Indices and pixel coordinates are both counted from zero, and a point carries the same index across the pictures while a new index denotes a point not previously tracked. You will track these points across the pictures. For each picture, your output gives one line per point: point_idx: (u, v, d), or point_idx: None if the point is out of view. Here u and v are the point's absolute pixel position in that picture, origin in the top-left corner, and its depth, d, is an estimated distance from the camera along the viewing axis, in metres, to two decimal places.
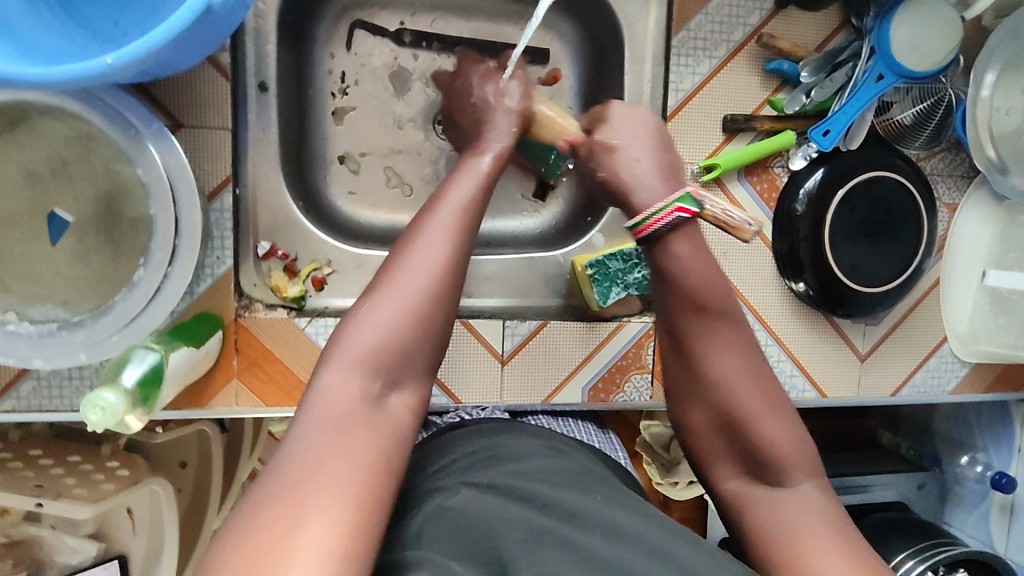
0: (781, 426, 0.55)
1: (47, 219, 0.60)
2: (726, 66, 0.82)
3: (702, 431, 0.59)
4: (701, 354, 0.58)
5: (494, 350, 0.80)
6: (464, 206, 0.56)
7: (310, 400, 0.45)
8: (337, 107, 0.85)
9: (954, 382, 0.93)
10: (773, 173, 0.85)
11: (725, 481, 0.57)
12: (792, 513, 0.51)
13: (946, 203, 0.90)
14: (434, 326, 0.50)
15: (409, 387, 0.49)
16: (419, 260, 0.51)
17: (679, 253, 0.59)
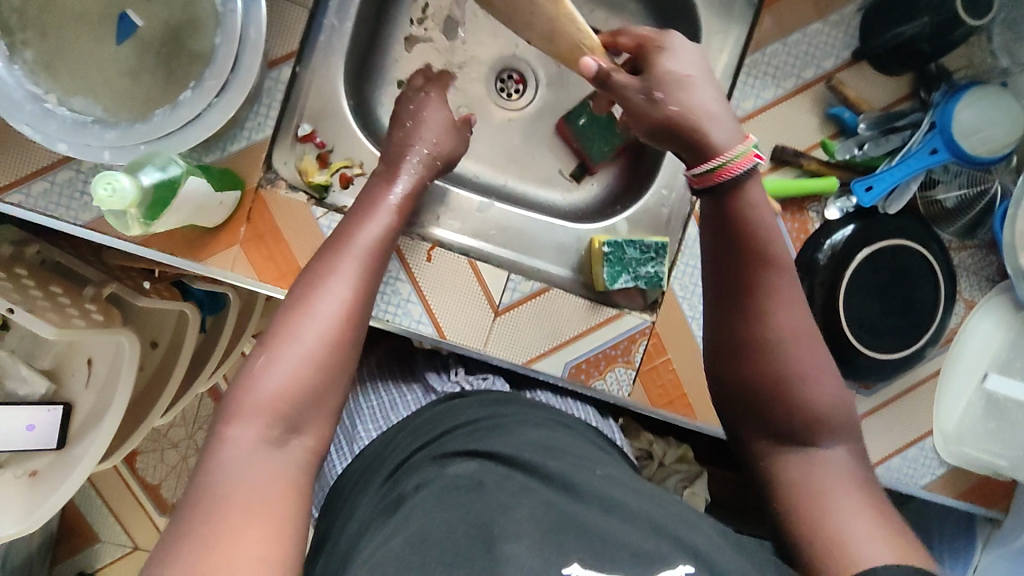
0: (829, 388, 0.56)
1: (117, 19, 0.63)
2: (789, 98, 0.84)
3: (743, 388, 0.59)
4: (766, 312, 0.58)
5: (492, 300, 0.79)
6: (370, 249, 0.60)
7: (211, 459, 0.47)
8: (411, 34, 0.89)
9: (929, 478, 0.90)
10: (807, 216, 0.85)
11: (762, 441, 0.58)
12: (829, 475, 0.53)
13: (964, 298, 0.89)
14: (340, 368, 0.53)
15: (313, 428, 0.51)
16: (324, 307, 0.54)
17: (753, 197, 0.59)
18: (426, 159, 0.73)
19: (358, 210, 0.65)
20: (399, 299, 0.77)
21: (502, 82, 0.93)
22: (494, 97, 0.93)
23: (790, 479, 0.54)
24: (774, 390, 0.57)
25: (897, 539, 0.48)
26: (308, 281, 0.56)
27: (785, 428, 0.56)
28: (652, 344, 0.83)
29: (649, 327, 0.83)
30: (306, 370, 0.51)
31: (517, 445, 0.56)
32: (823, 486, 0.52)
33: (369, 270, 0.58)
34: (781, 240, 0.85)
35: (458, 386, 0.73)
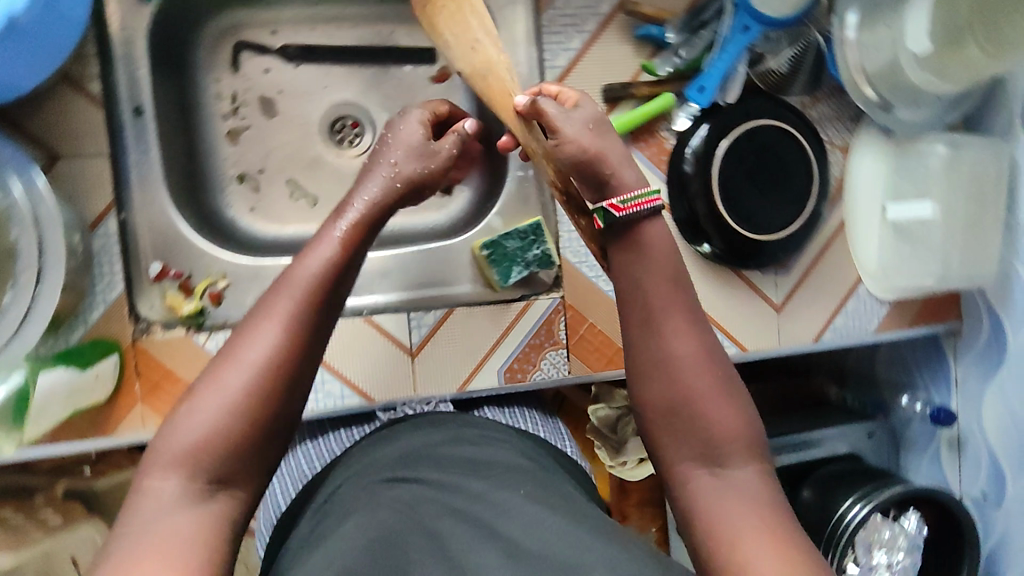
0: (729, 410, 0.55)
1: None
2: (597, 39, 0.85)
3: (656, 410, 0.56)
4: (664, 333, 0.57)
5: (405, 344, 0.80)
6: (312, 288, 0.53)
7: (132, 510, 0.45)
8: (230, 127, 0.90)
9: (877, 321, 0.93)
10: (660, 137, 0.86)
11: (678, 467, 0.54)
12: (738, 507, 0.50)
13: (838, 145, 0.91)
14: (269, 420, 0.49)
15: (244, 481, 0.48)
16: (250, 353, 0.49)
17: (651, 234, 0.60)
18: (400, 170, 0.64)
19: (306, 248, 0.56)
20: (317, 382, 0.77)
21: (338, 132, 0.94)
22: (335, 149, 0.94)
23: (697, 507, 0.52)
24: (693, 415, 0.55)
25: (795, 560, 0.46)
26: (242, 326, 0.51)
27: (702, 451, 0.54)
28: (571, 318, 0.84)
29: (561, 303, 0.84)
30: (229, 421, 0.48)
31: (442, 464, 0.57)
32: (733, 523, 0.49)
33: (310, 317, 0.52)
34: (648, 171, 0.86)
35: (400, 411, 0.78)
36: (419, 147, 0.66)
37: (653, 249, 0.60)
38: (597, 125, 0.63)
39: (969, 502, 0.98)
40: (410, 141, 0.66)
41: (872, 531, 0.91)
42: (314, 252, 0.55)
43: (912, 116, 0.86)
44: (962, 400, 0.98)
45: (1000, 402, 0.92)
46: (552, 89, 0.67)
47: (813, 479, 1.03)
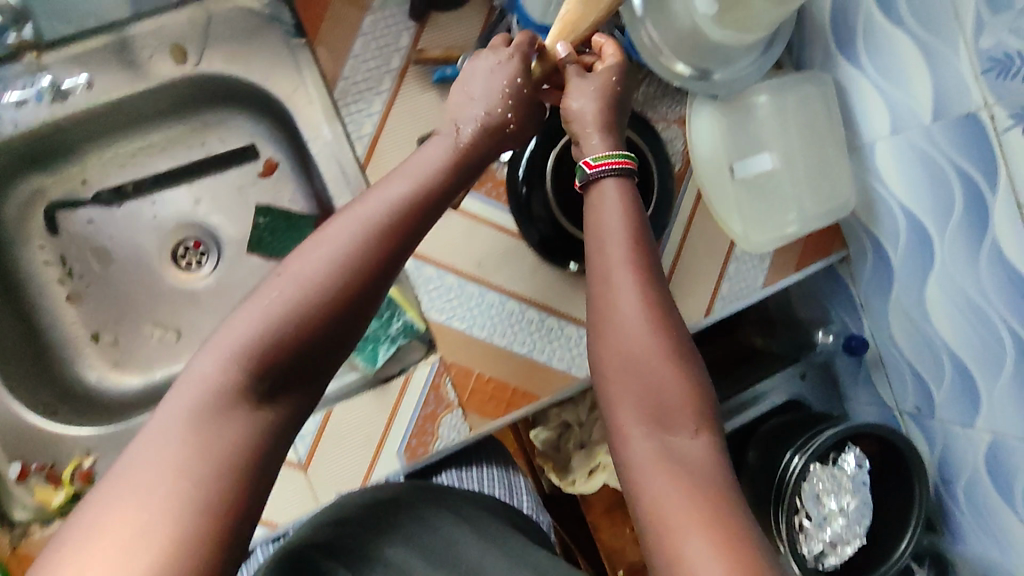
0: (682, 373, 0.63)
1: None
2: (397, 96, 0.79)
3: (612, 364, 0.64)
4: (615, 299, 0.66)
5: (293, 460, 0.78)
6: (383, 211, 0.61)
7: (184, 377, 0.53)
8: (69, 290, 0.87)
9: (762, 276, 0.92)
10: (492, 169, 0.84)
11: (626, 429, 0.61)
12: (674, 471, 0.57)
13: (675, 120, 0.89)
14: (324, 326, 0.56)
15: (294, 391, 0.56)
16: (326, 261, 0.57)
17: (612, 199, 0.69)
18: (510, 85, 0.71)
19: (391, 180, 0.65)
20: None
21: (182, 256, 0.91)
22: (183, 275, 0.91)
23: (637, 470, 0.59)
24: (648, 371, 0.62)
25: (718, 534, 0.52)
26: (315, 242, 0.59)
27: (654, 412, 0.61)
28: (455, 375, 0.82)
29: (441, 365, 0.82)
30: (283, 326, 0.54)
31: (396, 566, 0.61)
32: (671, 490, 0.56)
33: (390, 246, 0.60)
34: (488, 207, 0.84)
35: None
36: (505, 76, 0.72)
37: (614, 216, 0.68)
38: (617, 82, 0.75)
39: (910, 419, 0.99)
40: (500, 73, 0.72)
41: (816, 480, 0.91)
42: (391, 184, 0.64)
43: (729, 75, 0.84)
44: (872, 323, 0.97)
45: (903, 319, 0.92)
46: (599, 42, 0.76)
47: (756, 441, 1.02)
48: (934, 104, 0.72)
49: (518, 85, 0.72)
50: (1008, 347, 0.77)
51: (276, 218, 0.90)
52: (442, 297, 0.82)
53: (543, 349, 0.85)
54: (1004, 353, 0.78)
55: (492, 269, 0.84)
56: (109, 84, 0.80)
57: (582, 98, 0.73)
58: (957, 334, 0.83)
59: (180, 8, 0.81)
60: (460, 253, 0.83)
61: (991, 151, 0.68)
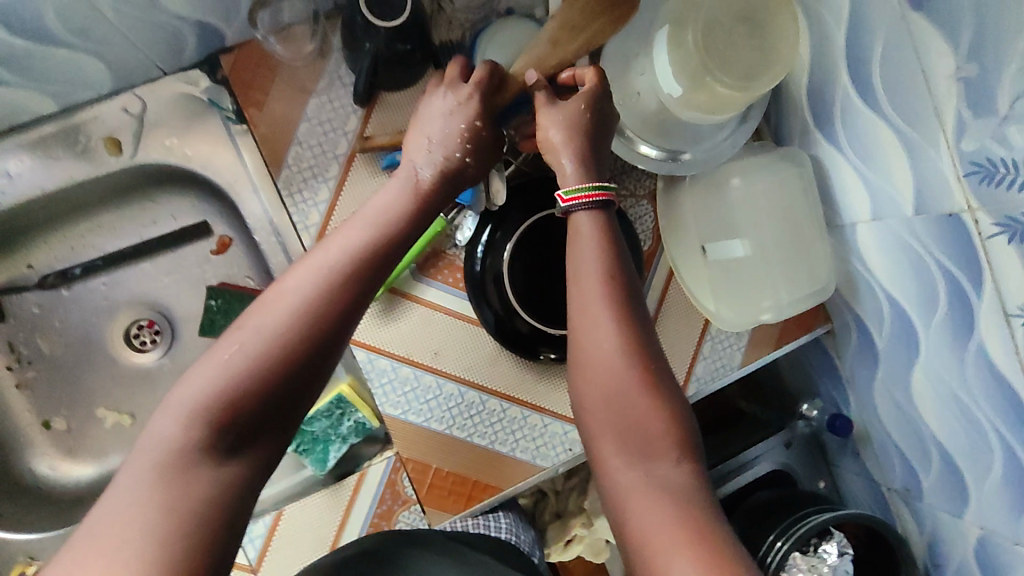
0: (667, 405, 0.58)
1: None
2: (344, 182, 0.77)
3: (597, 399, 0.59)
4: (593, 332, 0.60)
5: (243, 563, 0.75)
6: (352, 248, 0.54)
7: (143, 438, 0.47)
8: (19, 377, 0.86)
9: (740, 354, 0.87)
10: (450, 256, 0.82)
11: (611, 461, 0.57)
12: (662, 502, 0.53)
13: (644, 194, 0.86)
14: (290, 374, 0.49)
15: (260, 445, 0.49)
16: (282, 312, 0.50)
17: (582, 227, 0.63)
18: (468, 129, 0.64)
19: (348, 221, 0.57)
20: None
21: (135, 335, 0.88)
22: (135, 357, 0.88)
23: (630, 508, 0.54)
24: (627, 400, 0.58)
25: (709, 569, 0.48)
26: (272, 292, 0.51)
27: (638, 445, 0.57)
28: (413, 470, 0.79)
29: (397, 459, 0.79)
30: (241, 384, 0.48)
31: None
32: (659, 525, 0.52)
33: (359, 287, 0.53)
34: (446, 295, 0.81)
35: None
36: (462, 119, 0.64)
37: (589, 244, 0.62)
38: (586, 109, 0.66)
39: (898, 497, 0.91)
40: (457, 114, 0.64)
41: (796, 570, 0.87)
42: (354, 222, 0.57)
43: (699, 154, 0.80)
44: (856, 398, 0.92)
45: (890, 397, 0.85)
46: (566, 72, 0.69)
47: (738, 515, 0.98)
48: (916, 197, 0.67)
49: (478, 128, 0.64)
50: (997, 451, 0.70)
51: (229, 300, 0.86)
52: (396, 390, 0.79)
53: (505, 440, 0.81)
54: (992, 460, 0.71)
55: (448, 357, 0.80)
56: (43, 177, 0.80)
57: (550, 137, 0.66)
58: (945, 429, 0.77)
59: (112, 96, 0.80)
60: (414, 343, 0.80)
61: (977, 260, 0.62)
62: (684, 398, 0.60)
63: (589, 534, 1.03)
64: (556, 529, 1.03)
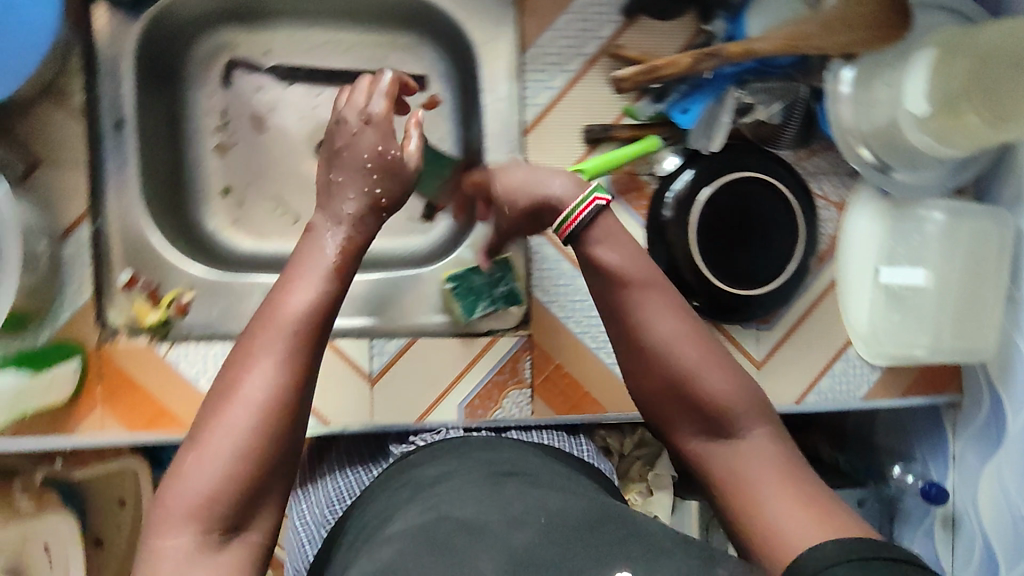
0: (721, 378, 0.59)
1: None
2: (580, 79, 0.81)
3: (655, 394, 0.61)
4: (641, 325, 0.61)
5: (364, 371, 0.80)
6: (304, 319, 0.52)
7: (145, 565, 0.47)
8: (219, 142, 0.91)
9: (866, 387, 0.89)
10: (642, 181, 0.83)
11: (687, 442, 0.60)
12: (755, 465, 0.56)
13: (834, 202, 0.86)
14: (276, 441, 0.50)
15: (259, 522, 0.50)
16: (246, 403, 0.49)
17: (605, 229, 0.63)
18: (372, 154, 0.57)
19: (299, 277, 0.53)
20: None
21: None
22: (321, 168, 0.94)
23: (720, 476, 0.57)
24: (688, 387, 0.59)
25: (820, 515, 0.52)
26: (222, 387, 0.50)
27: (706, 421, 0.59)
28: (537, 357, 0.83)
29: (528, 341, 0.83)
30: (235, 479, 0.48)
31: (476, 490, 0.57)
32: (758, 484, 0.55)
33: (305, 362, 0.51)
34: (627, 218, 0.83)
35: (414, 446, 0.75)
36: (371, 140, 0.58)
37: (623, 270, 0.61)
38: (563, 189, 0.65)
39: None
40: (366, 133, 0.58)
41: None
42: (299, 288, 0.53)
43: (909, 179, 0.82)
44: (958, 477, 0.91)
45: (997, 487, 0.85)
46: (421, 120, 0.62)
47: None
48: None
49: (379, 150, 0.58)
50: None
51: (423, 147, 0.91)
52: (551, 280, 0.82)
53: None
54: None
55: None
56: None
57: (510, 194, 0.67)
58: None
59: None
60: None
61: None
62: (734, 360, 0.61)
63: (641, 506, 1.03)
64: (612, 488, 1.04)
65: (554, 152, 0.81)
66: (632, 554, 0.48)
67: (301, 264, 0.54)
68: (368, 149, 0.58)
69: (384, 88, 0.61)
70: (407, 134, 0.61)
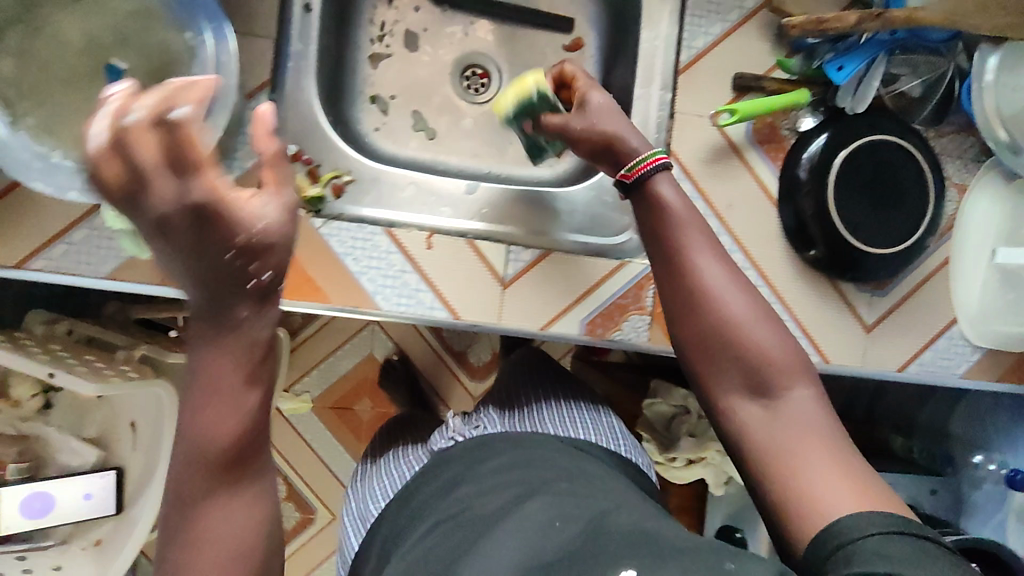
0: (768, 332, 0.60)
1: (105, 67, 0.68)
2: (737, 30, 0.84)
3: (697, 343, 0.61)
4: (693, 269, 0.63)
5: (498, 274, 0.83)
6: (239, 448, 0.49)
7: None
8: (374, 51, 0.95)
9: (966, 366, 0.91)
10: (782, 135, 0.86)
11: (727, 401, 0.59)
12: (801, 434, 0.55)
13: (956, 183, 0.90)
14: (258, 553, 0.50)
15: None
16: (216, 551, 0.48)
17: (668, 192, 0.66)
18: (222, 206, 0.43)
19: (220, 414, 0.47)
20: (411, 290, 0.81)
21: (467, 79, 0.99)
22: (462, 93, 0.98)
23: (757, 441, 0.56)
24: (731, 338, 0.59)
25: (867, 494, 0.51)
26: (180, 525, 0.49)
27: (752, 380, 0.58)
28: None
29: None
30: None
31: (494, 488, 0.68)
32: (804, 452, 0.54)
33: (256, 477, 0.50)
34: (762, 166, 0.86)
35: (452, 440, 0.81)
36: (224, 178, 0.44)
37: (678, 228, 0.65)
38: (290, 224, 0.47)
39: None
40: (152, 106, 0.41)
41: None
42: (215, 414, 0.48)
43: None
44: None
45: None
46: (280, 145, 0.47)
47: None
48: None
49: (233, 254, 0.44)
50: None
51: None
52: None
53: None
54: None
55: (738, 214, 0.85)
56: None
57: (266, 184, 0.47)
58: None
59: None
60: (717, 186, 0.85)
61: None
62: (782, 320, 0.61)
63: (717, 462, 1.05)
64: (689, 445, 1.06)
65: (705, 95, 0.84)
66: (639, 555, 0.52)
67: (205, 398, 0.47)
68: (228, 241, 0.44)
69: (123, 96, 0.41)
70: (279, 193, 0.47)
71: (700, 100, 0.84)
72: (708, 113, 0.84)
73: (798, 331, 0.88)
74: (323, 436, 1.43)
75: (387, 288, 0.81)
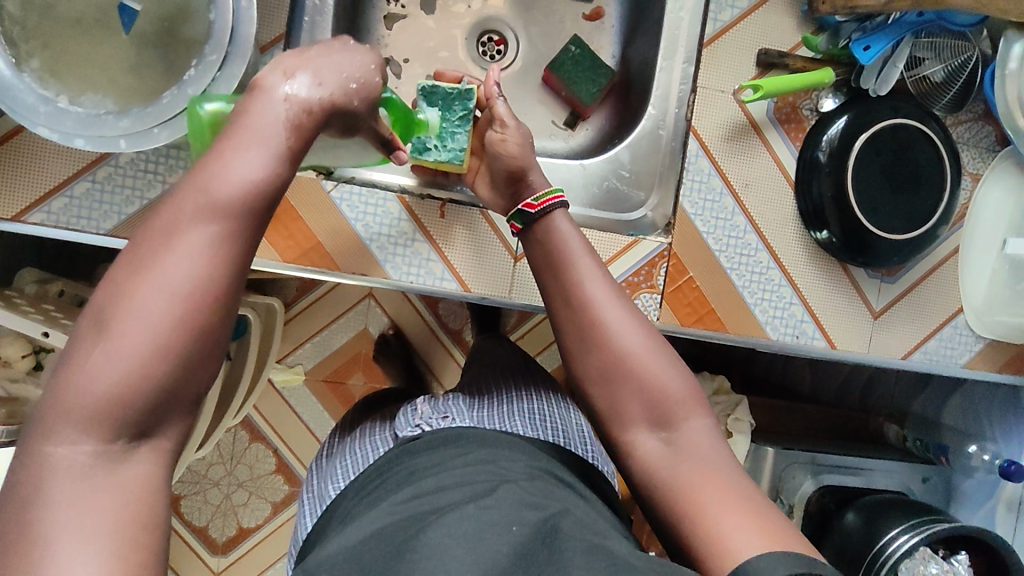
0: (661, 364, 0.64)
1: (118, 8, 0.64)
2: (765, 4, 0.83)
3: (594, 377, 0.65)
4: (590, 305, 0.66)
5: (510, 248, 0.81)
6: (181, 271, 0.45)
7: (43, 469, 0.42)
8: (389, 13, 0.93)
9: (968, 356, 0.92)
10: (802, 115, 0.85)
11: (629, 435, 0.64)
12: (700, 471, 0.59)
13: (970, 172, 0.89)
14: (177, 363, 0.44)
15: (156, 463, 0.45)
16: (140, 325, 0.44)
17: (561, 225, 0.71)
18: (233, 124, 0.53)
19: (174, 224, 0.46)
20: (422, 259, 0.80)
21: (482, 46, 0.96)
22: (478, 60, 0.96)
23: (660, 473, 0.60)
24: (627, 373, 0.64)
25: (766, 527, 0.53)
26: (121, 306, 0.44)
27: (652, 413, 0.63)
28: (673, 266, 0.84)
29: (667, 248, 0.84)
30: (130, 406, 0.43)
31: (450, 474, 0.64)
32: (705, 488, 0.57)
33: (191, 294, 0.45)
34: (781, 143, 0.85)
35: (418, 429, 0.76)
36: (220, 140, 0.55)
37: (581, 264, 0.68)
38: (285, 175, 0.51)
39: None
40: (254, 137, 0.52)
41: (919, 564, 0.88)
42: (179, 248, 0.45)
43: None
44: None
45: None
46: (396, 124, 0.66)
47: (857, 505, 0.99)
48: None
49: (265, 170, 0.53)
50: None
51: (586, 52, 0.92)
52: (701, 193, 0.84)
53: (754, 292, 0.86)
54: None
55: (753, 194, 0.85)
56: None
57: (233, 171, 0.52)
58: None
59: None
60: (735, 164, 0.84)
61: None
62: (675, 353, 0.66)
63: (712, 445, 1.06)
64: None
65: (727, 70, 0.83)
66: (599, 568, 0.51)
67: (185, 241, 0.45)
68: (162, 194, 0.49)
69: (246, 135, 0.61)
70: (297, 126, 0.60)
71: (721, 75, 0.83)
72: (731, 88, 0.84)
73: (804, 312, 0.87)
74: (313, 409, 1.32)
75: (397, 256, 0.79)
